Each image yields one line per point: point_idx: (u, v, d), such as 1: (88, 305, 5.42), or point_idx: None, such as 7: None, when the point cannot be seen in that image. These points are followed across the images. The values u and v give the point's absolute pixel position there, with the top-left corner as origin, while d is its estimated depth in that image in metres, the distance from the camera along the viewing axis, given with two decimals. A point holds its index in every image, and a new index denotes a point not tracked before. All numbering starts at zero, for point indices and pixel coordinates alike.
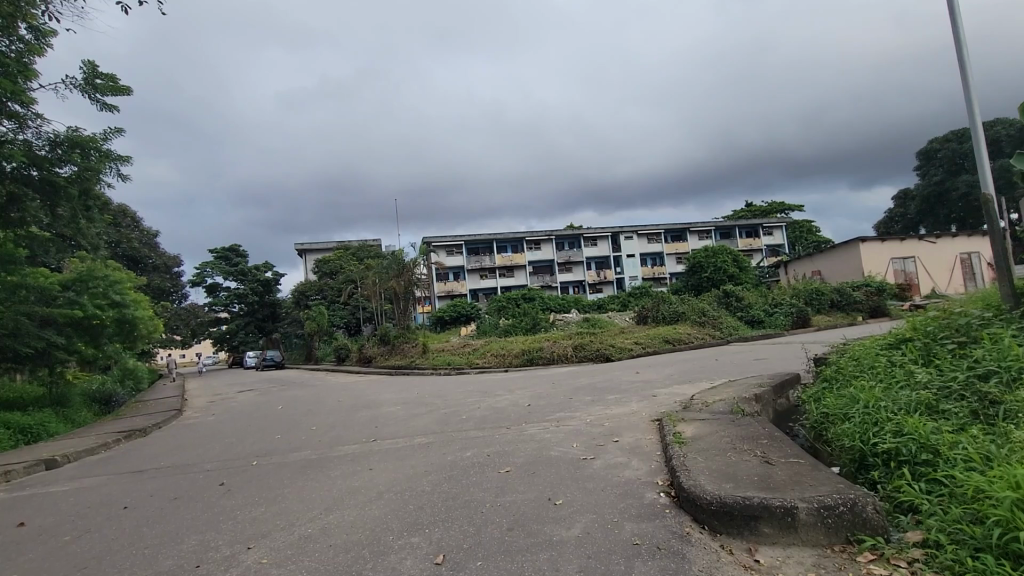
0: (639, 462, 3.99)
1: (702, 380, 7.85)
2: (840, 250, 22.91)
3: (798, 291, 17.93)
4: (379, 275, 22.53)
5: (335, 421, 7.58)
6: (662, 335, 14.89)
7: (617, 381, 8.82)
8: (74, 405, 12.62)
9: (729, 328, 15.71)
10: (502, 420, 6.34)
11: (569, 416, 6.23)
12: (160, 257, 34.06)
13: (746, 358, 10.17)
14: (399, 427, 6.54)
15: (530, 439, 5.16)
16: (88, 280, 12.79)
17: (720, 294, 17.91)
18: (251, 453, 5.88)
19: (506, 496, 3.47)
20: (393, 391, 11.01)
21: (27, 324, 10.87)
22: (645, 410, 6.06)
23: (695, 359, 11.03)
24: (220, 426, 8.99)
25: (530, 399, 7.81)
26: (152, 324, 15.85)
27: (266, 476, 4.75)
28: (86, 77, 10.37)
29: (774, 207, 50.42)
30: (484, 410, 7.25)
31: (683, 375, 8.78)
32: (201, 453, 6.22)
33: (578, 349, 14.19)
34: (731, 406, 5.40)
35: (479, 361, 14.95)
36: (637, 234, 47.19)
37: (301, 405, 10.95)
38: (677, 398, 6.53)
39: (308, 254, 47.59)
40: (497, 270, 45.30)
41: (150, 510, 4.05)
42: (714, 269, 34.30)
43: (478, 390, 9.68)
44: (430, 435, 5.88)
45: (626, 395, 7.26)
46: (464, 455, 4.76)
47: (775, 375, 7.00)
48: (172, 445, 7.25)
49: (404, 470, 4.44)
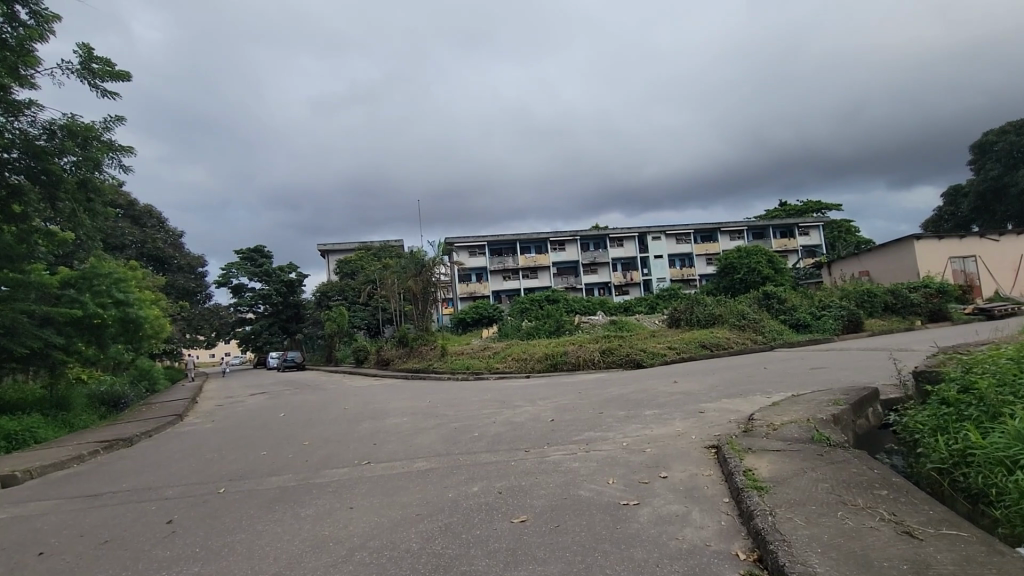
0: (702, 515, 2.92)
1: (756, 394, 6.68)
2: (891, 249, 21.20)
3: (849, 292, 16.40)
4: (397, 275, 21.77)
5: (331, 435, 6.66)
6: (698, 339, 13.62)
7: (653, 392, 7.66)
8: (75, 407, 12.07)
9: (773, 332, 14.28)
10: (519, 441, 5.31)
11: (599, 436, 5.16)
12: (183, 257, 33.55)
13: (800, 367, 8.89)
14: (398, 447, 5.55)
15: (552, 470, 4.11)
16: (92, 278, 12.15)
17: (759, 296, 16.62)
18: (226, 475, 5.02)
19: (518, 569, 2.46)
20: (404, 399, 10.12)
21: (25, 323, 10.30)
22: (695, 433, 4.93)
23: (740, 367, 9.80)
24: (215, 435, 8.21)
25: (553, 413, 6.74)
26: (159, 324, 15.28)
27: (226, 513, 3.83)
28: (82, 61, 9.83)
29: (811, 206, 48.08)
30: (499, 425, 6.23)
31: (729, 387, 7.59)
32: (171, 473, 5.38)
33: (605, 354, 13.07)
34: (808, 432, 4.26)
35: (499, 366, 13.95)
36: (665, 235, 45.60)
37: (306, 411, 10.13)
38: (733, 418, 5.40)
39: (332, 255, 47.47)
40: (520, 271, 44.33)
41: (63, 563, 3.17)
42: (747, 271, 32.82)
43: (496, 399, 8.67)
44: (434, 459, 4.89)
45: (667, 411, 6.15)
46: (470, 492, 3.76)
47: (850, 390, 5.78)
48: (149, 459, 6.44)
49: (391, 512, 3.47)
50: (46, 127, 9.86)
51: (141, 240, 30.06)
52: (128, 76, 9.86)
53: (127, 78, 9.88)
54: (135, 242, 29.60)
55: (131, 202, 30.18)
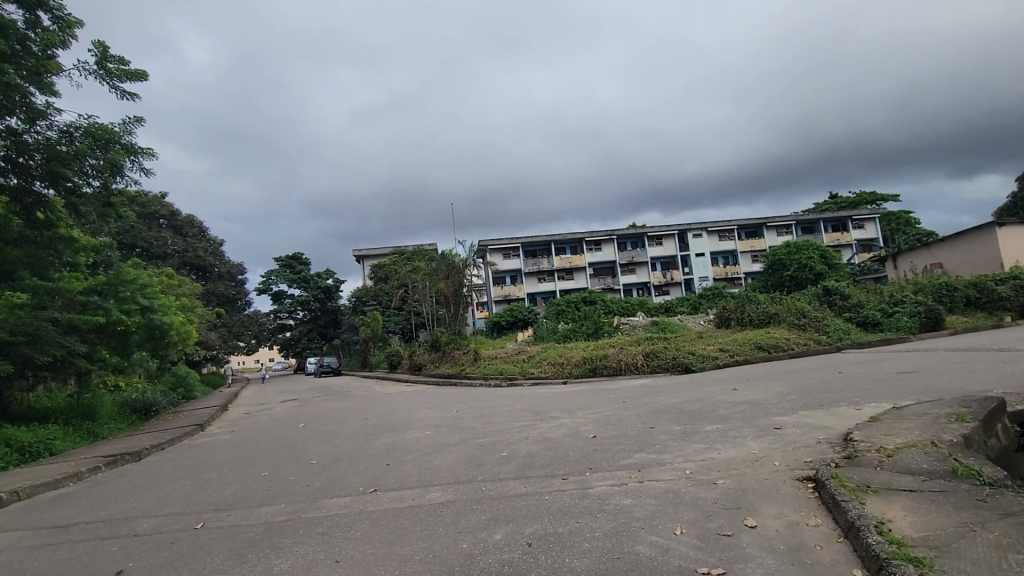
0: None
1: (843, 405, 5.54)
2: (969, 236, 19.32)
3: (923, 286, 14.72)
4: (429, 277, 21.19)
5: (345, 452, 5.90)
6: (754, 340, 12.35)
7: (712, 402, 6.58)
8: (102, 417, 11.86)
9: (839, 331, 12.78)
10: (555, 464, 4.39)
11: (654, 460, 4.19)
12: (224, 265, 34.16)
13: (885, 372, 7.62)
14: (412, 469, 4.71)
15: (597, 510, 3.18)
16: (117, 285, 11.87)
17: (819, 292, 15.17)
18: (214, 504, 4.32)
19: None
20: (431, 408, 9.32)
21: (47, 330, 10.04)
22: (779, 459, 3.88)
23: (810, 372, 8.57)
24: (226, 449, 7.61)
25: (595, 428, 5.77)
26: (185, 330, 15.04)
27: (188, 563, 3.08)
28: (98, 62, 9.56)
29: (864, 197, 45.34)
30: (532, 442, 5.33)
31: (805, 396, 6.43)
32: (157, 498, 4.69)
33: (650, 357, 11.96)
34: (941, 460, 3.19)
35: (534, 371, 13.03)
36: (707, 232, 43.70)
37: (329, 421, 9.46)
38: (824, 438, 4.32)
39: (367, 260, 47.70)
40: (556, 272, 43.24)
41: None
42: (798, 267, 31.07)
43: (531, 409, 7.75)
44: (452, 488, 4.02)
45: (735, 427, 5.09)
46: (490, 542, 2.86)
47: (972, 402, 4.61)
48: (147, 478, 5.83)
49: (386, 571, 2.63)
50: (64, 130, 9.57)
51: (183, 249, 30.67)
52: (146, 75, 9.64)
53: (144, 77, 9.61)
54: (177, 251, 30.33)
55: (173, 212, 31.13)
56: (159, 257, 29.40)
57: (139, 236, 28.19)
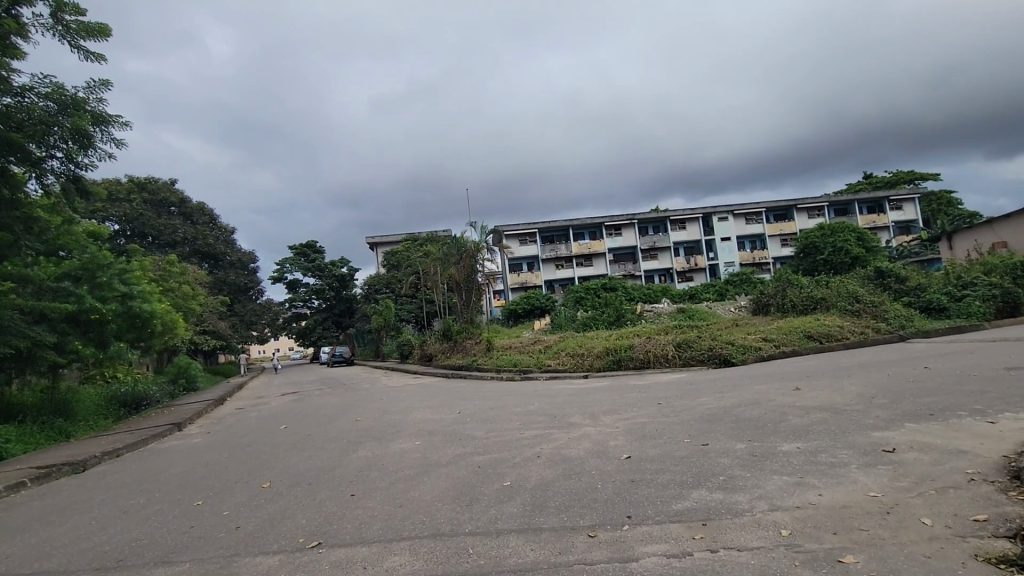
0: None
1: (968, 416, 4.11)
2: None
3: (994, 266, 12.96)
4: (439, 261, 19.91)
5: (308, 472, 4.64)
6: (801, 329, 10.82)
7: (775, 407, 5.16)
8: (80, 413, 10.86)
9: (900, 318, 11.17)
10: (579, 506, 3.06)
11: (724, 506, 2.83)
12: (235, 253, 33.38)
13: (989, 367, 6.13)
14: (381, 506, 3.44)
15: None
16: (94, 270, 10.61)
17: (870, 273, 13.48)
18: (99, 559, 3.10)
19: None
20: (434, 407, 8.06)
21: (11, 318, 8.91)
22: (928, 512, 2.50)
23: (884, 365, 7.09)
24: (185, 457, 6.44)
25: (628, 443, 4.41)
26: (172, 319, 13.91)
27: None
28: (53, 14, 8.37)
29: (902, 175, 42.64)
30: (548, 464, 4.01)
31: (898, 399, 4.99)
32: (37, 545, 3.47)
33: (683, 348, 10.54)
34: None
35: (551, 363, 11.72)
36: (733, 215, 41.66)
37: (316, 422, 8.24)
38: (976, 473, 2.91)
39: (381, 247, 46.69)
40: (575, 259, 41.69)
41: None
42: (833, 250, 29.11)
43: (546, 411, 6.44)
44: (426, 547, 2.73)
45: (824, 448, 3.68)
46: None
47: None
48: (64, 503, 4.65)
49: None
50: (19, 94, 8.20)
51: (194, 236, 29.87)
52: (110, 30, 8.50)
53: (109, 32, 8.48)
54: (187, 238, 29.51)
55: (183, 199, 30.31)
56: (168, 245, 28.57)
57: (147, 222, 27.79)
